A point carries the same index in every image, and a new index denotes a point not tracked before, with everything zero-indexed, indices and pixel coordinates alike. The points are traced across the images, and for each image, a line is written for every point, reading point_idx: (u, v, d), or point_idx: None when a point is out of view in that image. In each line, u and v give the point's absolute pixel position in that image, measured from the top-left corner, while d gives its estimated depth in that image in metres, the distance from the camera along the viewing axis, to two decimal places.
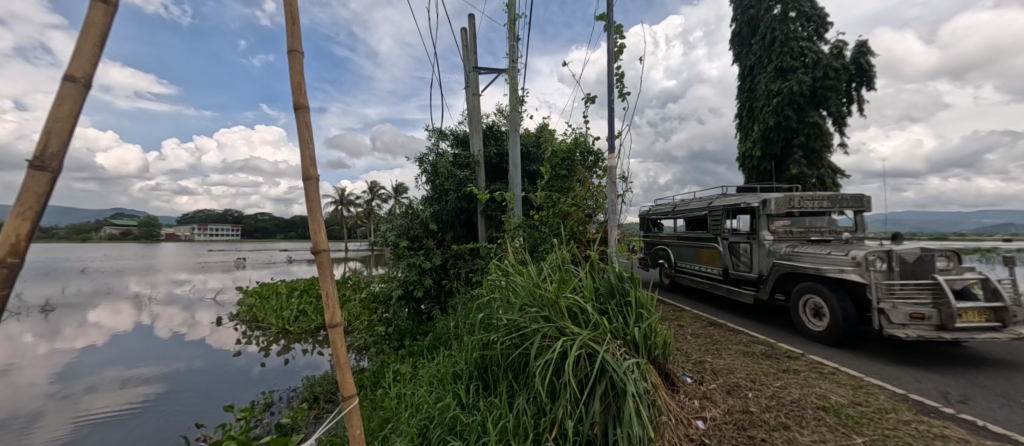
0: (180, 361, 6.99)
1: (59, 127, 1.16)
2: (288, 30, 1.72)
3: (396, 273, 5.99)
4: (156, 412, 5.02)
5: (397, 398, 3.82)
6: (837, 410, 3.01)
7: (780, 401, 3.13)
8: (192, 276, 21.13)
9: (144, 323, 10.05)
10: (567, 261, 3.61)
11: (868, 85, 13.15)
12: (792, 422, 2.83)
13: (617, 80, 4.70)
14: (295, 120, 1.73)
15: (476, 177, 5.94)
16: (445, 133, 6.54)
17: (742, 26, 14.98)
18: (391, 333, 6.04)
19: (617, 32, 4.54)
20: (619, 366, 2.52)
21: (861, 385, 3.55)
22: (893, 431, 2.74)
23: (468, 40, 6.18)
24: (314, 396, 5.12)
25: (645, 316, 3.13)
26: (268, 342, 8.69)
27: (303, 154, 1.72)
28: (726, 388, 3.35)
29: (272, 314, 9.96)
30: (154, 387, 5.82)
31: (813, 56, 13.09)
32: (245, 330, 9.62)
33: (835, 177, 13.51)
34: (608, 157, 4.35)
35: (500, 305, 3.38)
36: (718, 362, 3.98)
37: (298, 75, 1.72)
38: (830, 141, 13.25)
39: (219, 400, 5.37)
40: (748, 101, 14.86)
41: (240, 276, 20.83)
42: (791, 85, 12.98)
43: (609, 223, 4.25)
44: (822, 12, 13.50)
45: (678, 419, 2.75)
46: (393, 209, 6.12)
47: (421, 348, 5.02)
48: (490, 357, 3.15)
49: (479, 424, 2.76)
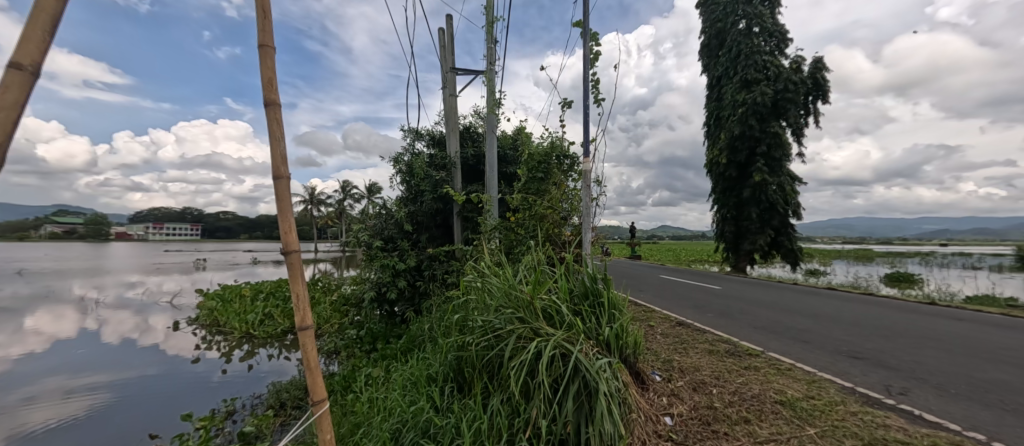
0: (132, 368, 6.57)
1: (3, 117, 1.07)
2: (259, 24, 1.68)
3: (369, 275, 5.83)
4: (104, 422, 4.70)
5: (368, 402, 3.72)
6: (792, 403, 3.18)
7: (741, 396, 3.29)
8: (144, 278, 19.75)
9: (89, 328, 9.35)
10: (542, 262, 3.65)
11: (823, 99, 13.95)
12: (752, 416, 2.97)
13: (594, 87, 4.74)
14: (264, 116, 1.68)
15: (452, 178, 5.85)
16: (421, 133, 6.46)
17: (711, 38, 15.65)
18: (363, 336, 5.94)
19: (593, 39, 4.62)
20: (591, 366, 2.58)
21: (815, 379, 3.78)
22: (841, 422, 2.92)
23: (446, 40, 6.12)
24: (280, 403, 4.93)
25: (617, 317, 3.21)
26: (230, 347, 8.27)
27: (272, 151, 1.68)
28: (692, 385, 3.49)
29: (235, 318, 9.47)
30: (103, 396, 5.42)
31: (774, 69, 13.82)
32: (205, 335, 9.14)
33: (793, 184, 14.34)
34: (583, 161, 4.40)
35: (476, 306, 3.37)
36: (685, 360, 4.12)
37: (267, 70, 1.67)
38: (789, 150, 14.00)
39: (174, 409, 5.05)
40: (715, 110, 15.50)
41: (200, 278, 19.76)
42: (755, 96, 13.61)
43: (584, 225, 4.32)
44: (782, 28, 14.24)
45: (647, 416, 2.85)
46: (366, 209, 5.99)
47: (394, 351, 4.91)
48: (465, 358, 3.14)
49: (453, 426, 2.73)
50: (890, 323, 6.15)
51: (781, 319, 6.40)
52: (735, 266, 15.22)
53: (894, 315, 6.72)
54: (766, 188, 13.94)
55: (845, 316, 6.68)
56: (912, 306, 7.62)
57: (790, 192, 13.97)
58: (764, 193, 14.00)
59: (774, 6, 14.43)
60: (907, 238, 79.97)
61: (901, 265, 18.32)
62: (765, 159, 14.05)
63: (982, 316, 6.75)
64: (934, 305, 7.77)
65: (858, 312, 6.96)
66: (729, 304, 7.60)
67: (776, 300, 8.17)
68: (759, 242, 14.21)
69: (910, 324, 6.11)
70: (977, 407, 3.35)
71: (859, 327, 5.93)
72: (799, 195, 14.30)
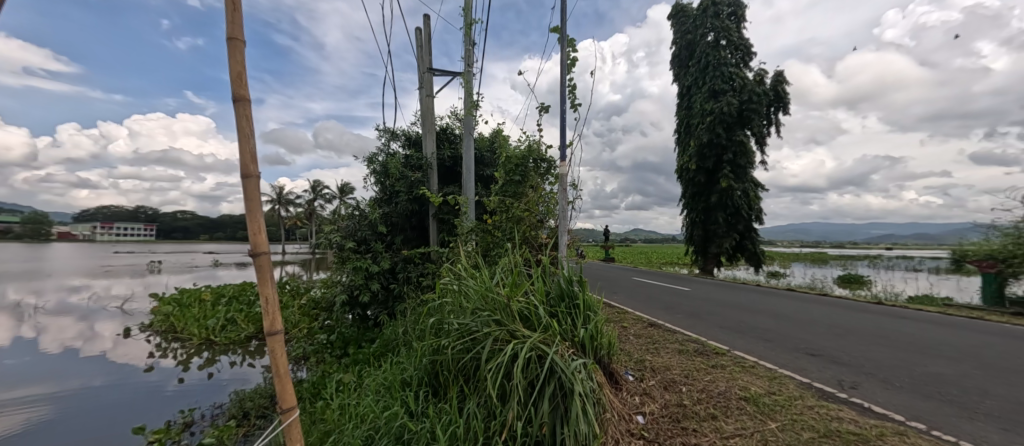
0: (76, 378, 6.08)
1: None
2: (228, 15, 1.61)
3: (340, 278, 5.64)
4: (43, 436, 4.34)
5: (340, 409, 3.61)
6: (755, 399, 3.34)
7: (709, 394, 3.41)
8: (90, 281, 18.30)
9: (26, 336, 8.57)
10: (519, 264, 3.66)
11: (783, 110, 14.72)
12: (719, 413, 3.09)
13: (571, 92, 4.80)
14: (233, 111, 1.60)
15: (428, 179, 5.77)
16: (397, 133, 6.34)
17: (681, 49, 16.24)
18: (334, 341, 5.78)
19: (570, 45, 4.69)
20: (567, 367, 2.61)
21: (775, 376, 3.98)
22: (799, 416, 3.08)
23: (424, 40, 6.04)
24: (243, 412, 4.68)
25: (592, 318, 3.26)
26: (188, 354, 7.80)
27: (241, 149, 1.60)
28: (663, 383, 3.59)
29: (193, 323, 8.92)
30: (41, 409, 4.99)
31: (740, 81, 14.48)
32: (160, 342, 8.57)
33: (756, 190, 15.06)
34: (560, 165, 4.45)
35: (452, 309, 3.34)
36: (657, 360, 4.24)
37: (237, 65, 1.60)
38: (754, 158, 14.70)
39: (123, 422, 4.71)
40: (686, 118, 16.07)
41: (153, 281, 18.49)
42: (722, 105, 14.22)
43: (560, 227, 4.36)
44: (747, 42, 14.94)
45: (620, 415, 2.91)
46: (338, 209, 5.81)
47: (367, 356, 4.79)
48: (441, 362, 3.10)
49: (428, 431, 2.69)
50: (843, 322, 6.54)
51: (744, 319, 6.69)
52: (703, 268, 15.80)
53: (845, 315, 7.16)
54: (732, 194, 14.59)
55: (802, 315, 7.06)
56: (863, 306, 8.12)
57: (754, 197, 14.67)
58: (730, 198, 14.63)
59: (740, 21, 15.12)
60: (854, 242, 85.58)
61: (851, 267, 19.53)
62: (731, 166, 14.68)
63: (923, 315, 7.29)
64: (882, 305, 8.32)
65: (814, 312, 7.36)
66: (696, 305, 7.87)
67: (740, 301, 8.54)
68: (725, 246, 14.82)
69: (861, 322, 6.53)
70: (916, 397, 3.63)
71: (815, 326, 6.28)
72: (762, 200, 15.01)
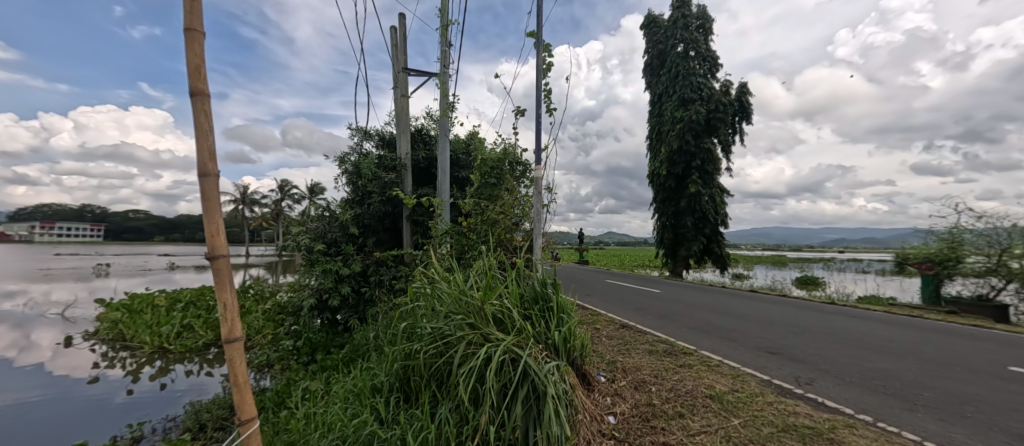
0: (10, 391, 5.56)
1: None
2: (186, 5, 1.53)
3: (308, 281, 5.42)
4: None
5: (306, 418, 3.47)
6: (719, 397, 3.46)
7: (676, 393, 3.52)
8: (28, 286, 16.79)
9: None
10: (493, 267, 3.65)
11: (746, 120, 15.44)
12: (686, 411, 3.19)
13: (547, 96, 4.84)
14: (190, 106, 1.51)
15: (402, 180, 5.67)
16: (370, 133, 6.20)
17: (652, 58, 16.75)
18: (301, 346, 5.57)
19: (546, 51, 4.74)
20: (540, 369, 2.62)
21: (738, 374, 4.15)
22: (759, 412, 3.22)
23: (400, 39, 5.94)
24: (199, 425, 4.42)
25: (566, 320, 3.30)
26: (138, 364, 7.28)
27: (199, 146, 1.52)
28: (634, 384, 3.67)
29: (145, 330, 8.34)
30: None
31: (707, 90, 15.07)
32: (106, 352, 7.97)
33: (722, 195, 15.72)
34: (535, 168, 4.48)
35: (425, 313, 3.29)
36: (628, 361, 4.33)
37: (195, 58, 1.52)
38: (720, 165, 15.35)
39: (61, 437, 4.35)
40: (657, 124, 16.57)
41: (101, 286, 17.18)
42: (691, 114, 14.76)
43: (535, 230, 4.38)
44: (714, 54, 15.58)
45: (592, 416, 2.95)
46: (308, 210, 5.60)
47: (335, 362, 4.64)
48: (412, 367, 3.04)
49: (398, 438, 2.63)
50: (800, 322, 6.89)
51: (710, 320, 6.94)
52: (672, 270, 16.30)
53: (801, 315, 7.55)
54: (700, 199, 15.17)
55: (763, 316, 7.40)
56: (818, 306, 8.59)
57: (720, 203, 15.30)
58: (698, 203, 15.19)
59: (707, 33, 15.77)
60: (808, 246, 90.65)
61: (808, 269, 20.63)
62: (699, 172, 15.26)
63: (871, 314, 7.79)
64: (836, 305, 8.83)
65: (774, 312, 7.73)
66: (664, 307, 8.09)
67: (705, 302, 8.85)
68: (693, 249, 15.37)
69: (815, 322, 6.91)
70: (863, 391, 3.88)
71: (775, 325, 6.59)
72: (727, 205, 15.67)
